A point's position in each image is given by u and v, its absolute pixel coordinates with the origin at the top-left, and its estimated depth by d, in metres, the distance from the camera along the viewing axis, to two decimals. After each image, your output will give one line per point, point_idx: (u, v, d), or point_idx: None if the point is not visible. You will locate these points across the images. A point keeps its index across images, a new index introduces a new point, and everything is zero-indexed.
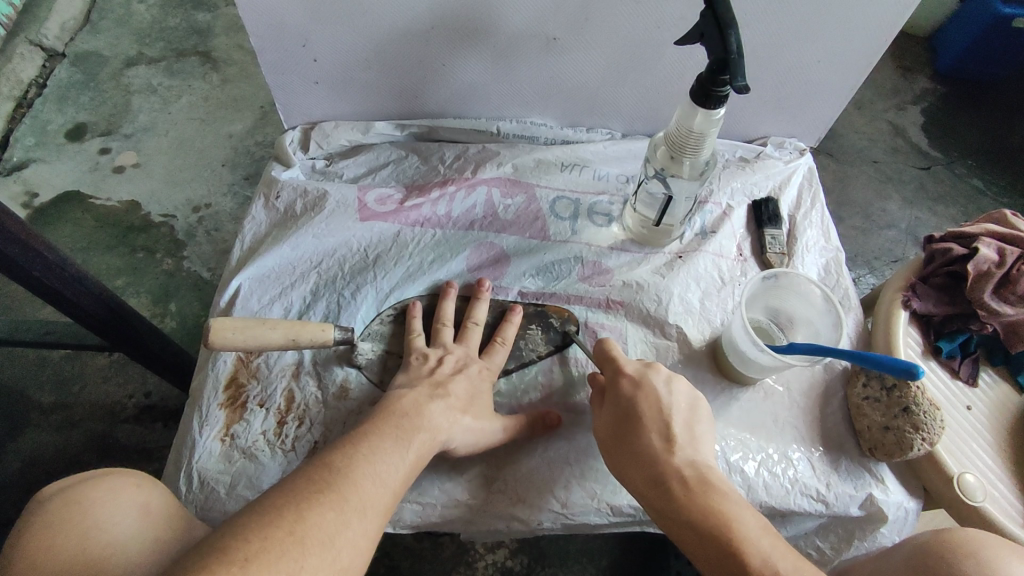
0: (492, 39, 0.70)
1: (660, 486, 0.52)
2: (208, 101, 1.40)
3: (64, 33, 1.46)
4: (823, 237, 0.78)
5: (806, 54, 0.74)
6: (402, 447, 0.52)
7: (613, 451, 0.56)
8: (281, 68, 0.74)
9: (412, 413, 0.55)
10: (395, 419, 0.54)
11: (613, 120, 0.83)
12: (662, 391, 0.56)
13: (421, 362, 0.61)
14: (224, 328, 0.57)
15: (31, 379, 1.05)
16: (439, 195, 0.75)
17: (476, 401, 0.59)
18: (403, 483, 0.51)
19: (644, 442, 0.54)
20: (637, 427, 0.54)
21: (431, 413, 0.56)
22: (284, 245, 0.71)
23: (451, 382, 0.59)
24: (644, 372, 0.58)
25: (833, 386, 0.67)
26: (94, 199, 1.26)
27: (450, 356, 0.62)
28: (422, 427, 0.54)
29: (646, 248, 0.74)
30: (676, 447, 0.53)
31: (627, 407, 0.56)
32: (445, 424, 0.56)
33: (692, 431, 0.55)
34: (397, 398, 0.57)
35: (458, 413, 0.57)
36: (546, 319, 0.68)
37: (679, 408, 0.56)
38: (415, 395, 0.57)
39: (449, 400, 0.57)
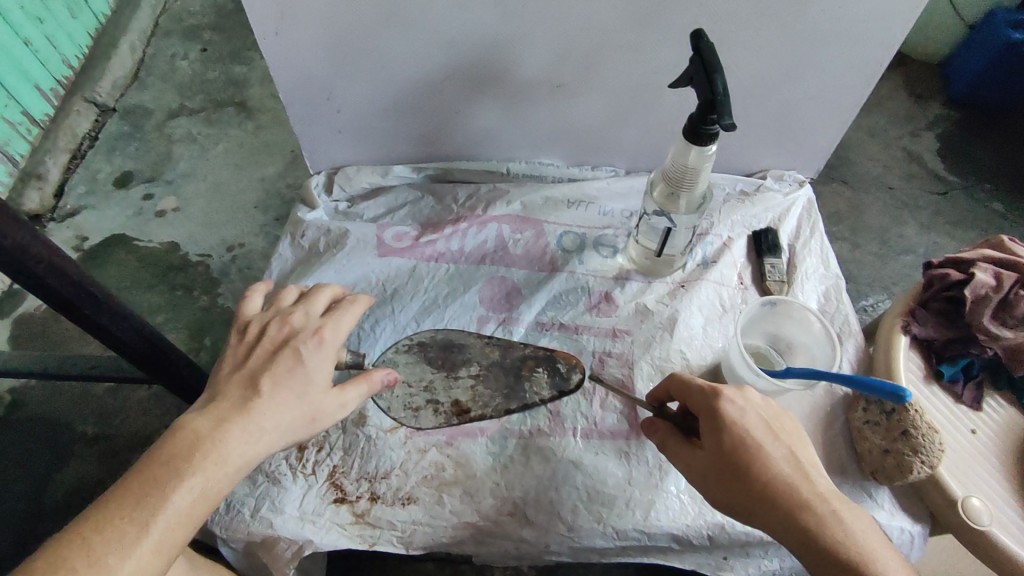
0: (503, 86, 0.76)
1: (805, 518, 0.49)
2: (243, 147, 1.51)
3: (114, 90, 1.59)
4: (823, 265, 0.80)
5: (798, 92, 0.78)
6: (147, 515, 0.42)
7: (734, 484, 0.51)
8: (307, 120, 0.81)
9: (181, 455, 0.45)
10: (154, 468, 0.44)
11: (617, 158, 0.87)
12: (763, 412, 0.53)
13: (245, 346, 0.54)
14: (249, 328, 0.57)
15: (77, 411, 1.12)
16: (452, 232, 0.80)
17: (301, 390, 0.51)
18: (169, 544, 0.42)
19: (775, 474, 0.50)
20: (760, 458, 0.50)
21: (214, 446, 0.46)
22: (307, 281, 0.76)
23: (265, 376, 0.51)
24: (742, 397, 0.53)
25: (835, 411, 0.68)
26: (137, 241, 1.35)
27: (271, 330, 0.55)
28: (191, 472, 0.44)
29: (650, 278, 0.77)
30: (805, 473, 0.50)
31: (739, 439, 0.51)
32: (236, 450, 0.47)
33: (807, 454, 0.52)
34: (170, 436, 0.46)
35: (258, 427, 0.48)
36: (553, 364, 0.69)
37: (785, 432, 0.53)
38: (202, 422, 0.47)
39: (249, 418, 0.48)
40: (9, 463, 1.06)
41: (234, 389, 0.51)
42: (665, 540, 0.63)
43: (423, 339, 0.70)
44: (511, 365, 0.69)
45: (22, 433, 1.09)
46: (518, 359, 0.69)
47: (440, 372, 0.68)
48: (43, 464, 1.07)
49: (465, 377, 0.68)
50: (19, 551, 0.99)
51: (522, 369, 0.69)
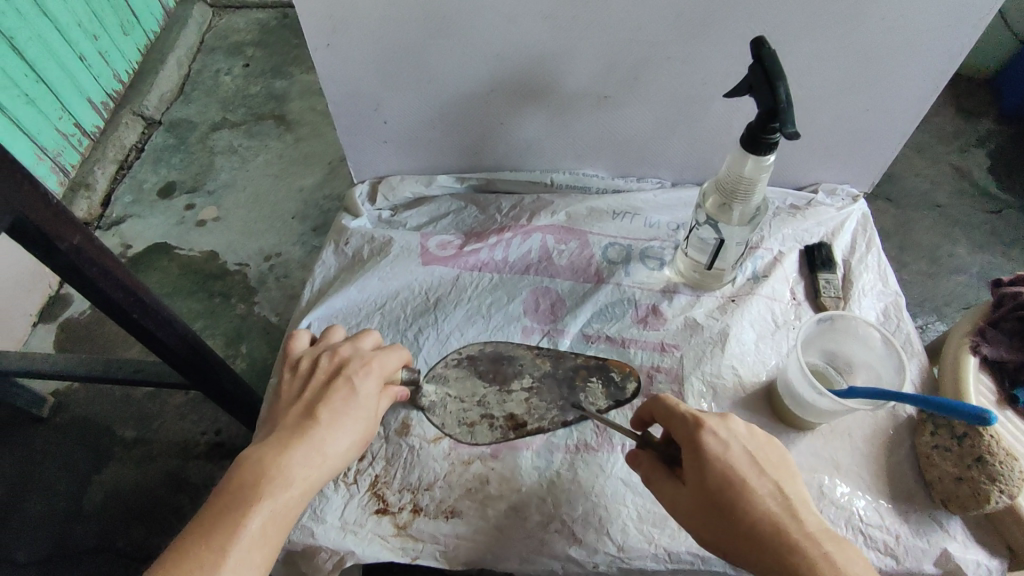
0: (549, 98, 0.75)
1: (792, 558, 0.46)
2: (282, 159, 1.53)
3: (161, 103, 1.63)
4: (881, 281, 0.77)
5: (855, 103, 0.76)
6: (226, 539, 0.43)
7: (718, 518, 0.49)
8: (353, 130, 0.82)
9: (247, 483, 0.47)
10: (224, 497, 0.46)
11: (663, 170, 0.86)
12: (748, 442, 0.52)
13: (299, 380, 0.57)
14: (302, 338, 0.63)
15: (117, 415, 1.13)
16: (497, 241, 0.79)
17: (354, 416, 0.54)
18: (246, 565, 0.43)
19: (760, 509, 0.48)
20: (745, 493, 0.49)
21: (279, 470, 0.48)
22: (351, 287, 0.76)
23: (322, 405, 0.53)
24: (726, 426, 0.52)
25: (898, 434, 0.65)
26: (179, 250, 1.38)
27: (321, 364, 0.58)
28: (261, 496, 0.46)
29: (698, 292, 0.75)
30: (793, 510, 0.48)
31: (722, 472, 0.50)
32: (300, 473, 0.49)
33: (796, 488, 0.51)
34: (236, 466, 0.48)
35: (321, 451, 0.51)
36: (607, 373, 0.70)
37: (770, 464, 0.51)
38: (267, 449, 0.49)
39: (309, 443, 0.50)
40: (51, 464, 1.08)
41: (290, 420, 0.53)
42: (719, 565, 0.60)
43: (471, 353, 0.72)
44: (564, 375, 0.70)
45: (64, 435, 1.11)
46: (570, 369, 0.70)
47: (493, 386, 0.69)
48: (82, 467, 1.08)
49: (518, 390, 0.69)
50: (57, 553, 1.00)
51: (576, 378, 0.69)
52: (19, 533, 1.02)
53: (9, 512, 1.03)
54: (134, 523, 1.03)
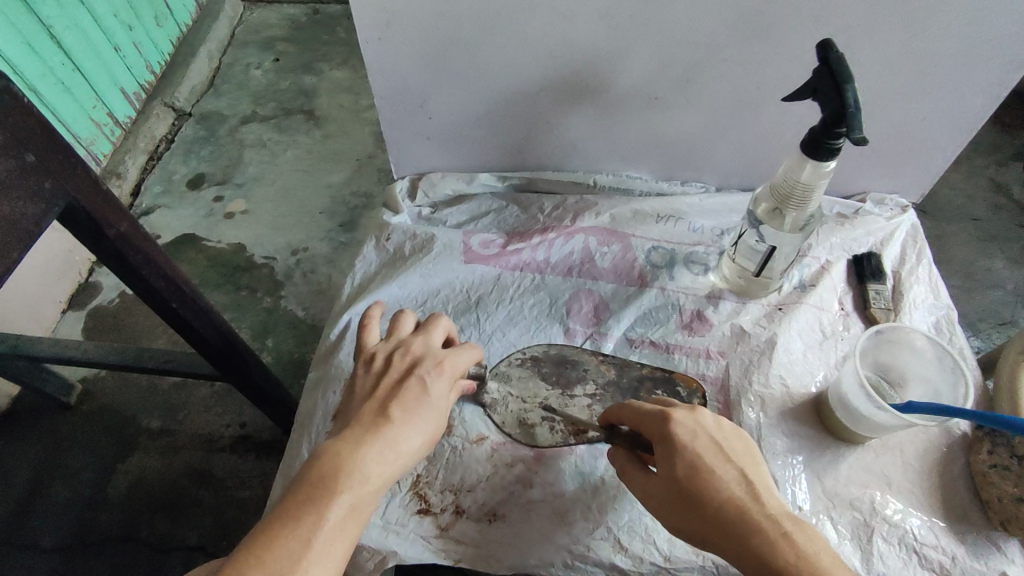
0: (598, 98, 0.74)
1: (754, 541, 0.45)
2: (310, 155, 1.53)
3: (192, 95, 1.64)
4: (932, 294, 0.75)
5: (911, 110, 0.74)
6: (308, 531, 0.42)
7: (686, 507, 0.49)
8: (397, 125, 0.81)
9: (324, 476, 0.45)
10: (305, 489, 0.44)
11: (708, 175, 0.84)
12: (717, 432, 0.51)
13: (372, 376, 0.55)
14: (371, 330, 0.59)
15: (143, 404, 1.14)
16: (539, 241, 0.79)
17: (425, 414, 0.52)
18: (326, 562, 0.42)
19: (724, 495, 0.47)
20: (709, 479, 0.48)
21: (355, 465, 0.46)
22: (393, 283, 0.76)
23: (393, 400, 0.51)
24: (694, 417, 0.52)
25: (952, 451, 0.63)
26: (207, 242, 1.38)
27: (395, 359, 0.55)
28: (340, 489, 0.45)
29: (744, 299, 0.73)
30: (759, 495, 0.47)
31: (690, 460, 0.49)
32: (374, 469, 0.47)
33: (764, 477, 0.49)
34: (314, 458, 0.47)
35: (393, 448, 0.49)
36: (673, 386, 0.68)
37: (739, 454, 0.50)
38: (342, 442, 0.48)
39: (383, 440, 0.49)
40: (78, 451, 1.08)
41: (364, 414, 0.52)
42: None
43: (535, 353, 0.72)
44: (628, 385, 0.69)
45: (91, 422, 1.12)
46: (635, 380, 0.69)
47: (555, 389, 0.69)
48: (108, 455, 1.08)
49: (581, 396, 0.69)
50: (82, 540, 1.00)
51: (640, 391, 0.68)
52: (45, 518, 1.02)
53: (37, 497, 1.04)
54: (159, 512, 1.03)
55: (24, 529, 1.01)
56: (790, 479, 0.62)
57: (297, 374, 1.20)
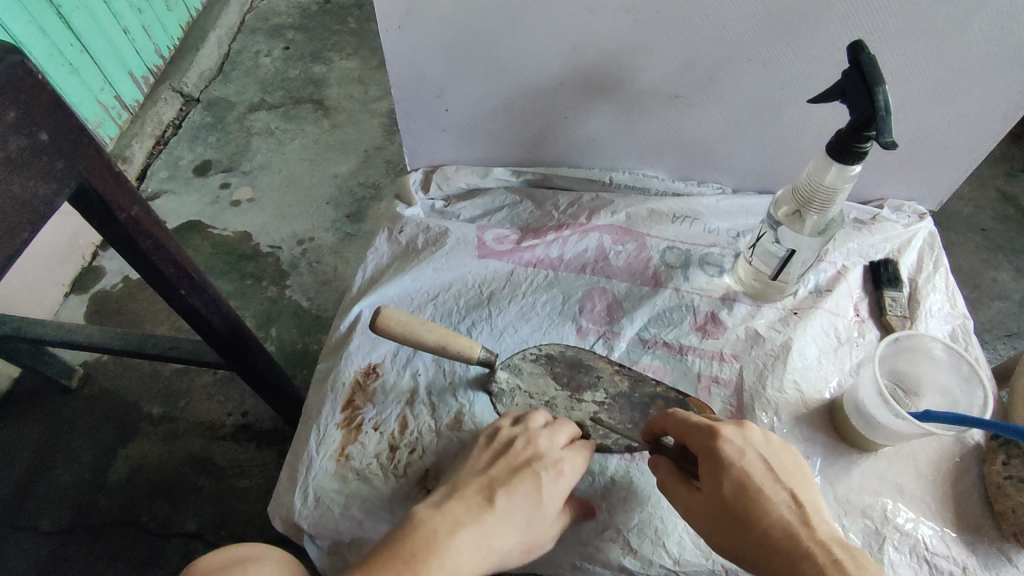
0: (618, 94, 0.74)
1: (804, 564, 0.47)
2: (318, 144, 1.52)
3: (200, 81, 1.63)
4: (948, 303, 0.75)
5: (933, 117, 0.74)
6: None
7: (734, 526, 0.50)
8: (413, 116, 0.81)
9: (416, 556, 0.47)
10: (394, 564, 0.45)
11: (725, 176, 0.84)
12: (765, 452, 0.52)
13: (485, 457, 0.58)
14: (389, 317, 0.62)
15: (145, 390, 1.13)
16: (554, 238, 0.78)
17: (530, 512, 0.54)
18: None
19: (774, 517, 0.49)
20: (760, 500, 0.50)
21: (447, 554, 0.48)
22: (406, 277, 0.76)
23: (502, 488, 0.54)
24: (743, 435, 0.52)
25: (966, 461, 0.63)
26: (212, 229, 1.38)
27: (512, 446, 0.58)
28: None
29: (759, 302, 0.73)
30: (808, 519, 0.49)
31: (738, 479, 0.50)
32: (465, 560, 0.48)
33: (811, 498, 0.51)
34: (412, 529, 0.49)
35: (488, 541, 0.50)
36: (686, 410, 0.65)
37: (786, 474, 0.52)
38: (442, 522, 0.50)
39: (481, 529, 0.50)
40: (79, 434, 1.08)
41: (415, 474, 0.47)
42: None
43: (551, 352, 0.70)
44: (639, 401, 0.67)
45: (92, 406, 1.11)
46: (647, 396, 0.67)
47: (565, 390, 0.68)
48: (108, 440, 1.08)
49: (590, 402, 0.67)
50: (80, 524, 1.00)
51: (650, 408, 0.66)
52: (43, 501, 1.01)
53: (36, 480, 1.03)
54: (158, 499, 1.02)
55: (22, 512, 1.00)
56: None
57: (300, 364, 1.19)
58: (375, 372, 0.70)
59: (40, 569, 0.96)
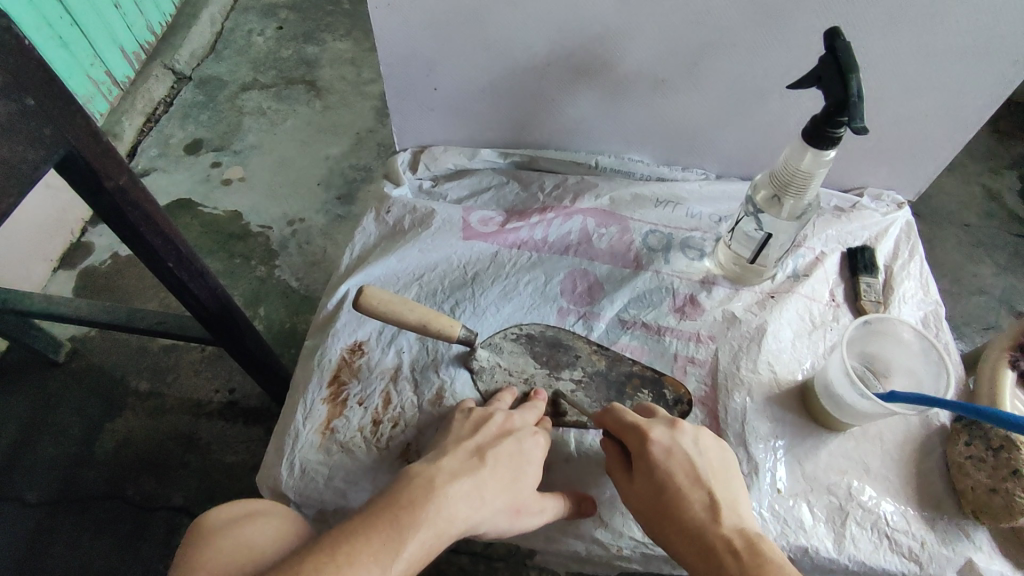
0: (604, 77, 0.74)
1: (710, 558, 0.50)
2: (309, 125, 1.52)
3: (192, 59, 1.62)
4: (922, 290, 0.76)
5: (913, 107, 0.75)
6: (389, 557, 0.45)
7: (655, 520, 0.54)
8: (403, 95, 0.81)
9: (415, 503, 0.49)
10: (393, 510, 0.47)
11: (709, 161, 0.85)
12: (693, 453, 0.56)
13: (468, 425, 0.60)
14: (373, 295, 0.62)
15: (132, 366, 1.14)
16: (538, 221, 0.79)
17: (515, 476, 0.56)
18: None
19: (688, 512, 0.52)
20: (678, 497, 0.53)
21: (444, 501, 0.50)
22: (391, 256, 0.77)
23: (489, 450, 0.56)
24: (673, 436, 0.56)
25: (931, 442, 0.65)
26: (202, 207, 1.38)
27: (494, 418, 0.60)
28: (424, 523, 0.47)
29: (737, 286, 0.74)
30: (721, 515, 0.52)
31: (661, 477, 0.54)
32: (460, 509, 0.50)
33: (730, 496, 0.54)
34: (408, 480, 0.51)
35: (479, 494, 0.52)
36: (660, 388, 0.68)
37: (712, 474, 0.55)
38: (437, 473, 0.52)
39: (474, 482, 0.53)
40: (66, 408, 1.08)
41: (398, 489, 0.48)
42: None
43: (532, 331, 0.72)
44: (616, 379, 0.69)
45: (79, 381, 1.12)
46: (623, 375, 0.69)
47: (544, 368, 0.70)
48: (95, 414, 1.08)
49: (568, 380, 0.69)
50: (66, 496, 1.01)
51: (626, 386, 0.68)
52: (29, 473, 1.02)
53: (22, 452, 1.04)
54: (144, 473, 1.03)
55: (8, 483, 1.01)
56: (771, 462, 0.63)
57: (288, 343, 1.20)
58: (360, 349, 0.71)
59: (26, 539, 0.97)
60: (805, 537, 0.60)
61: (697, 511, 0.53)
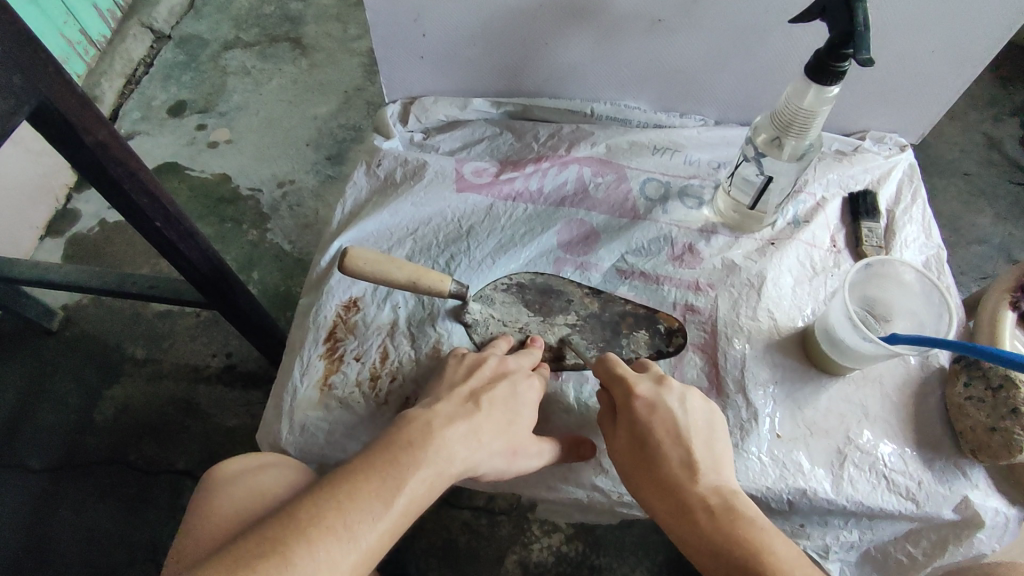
0: (599, 18, 0.71)
1: (682, 513, 0.51)
2: (296, 85, 1.47)
3: (171, 17, 1.56)
4: (924, 234, 0.75)
5: (920, 45, 0.72)
6: (390, 493, 0.45)
7: (631, 472, 0.55)
8: (391, 43, 0.78)
9: (413, 443, 0.49)
10: (393, 451, 0.48)
11: (707, 107, 0.83)
12: (678, 411, 0.56)
13: (462, 369, 0.59)
14: (358, 257, 0.60)
15: (127, 332, 1.13)
16: (533, 170, 0.77)
17: (511, 419, 0.56)
18: (350, 542, 0.42)
19: (666, 468, 0.53)
20: (656, 452, 0.54)
21: (441, 442, 0.50)
22: (384, 211, 0.75)
23: (484, 394, 0.56)
24: (658, 392, 0.57)
25: (930, 384, 0.65)
26: (190, 171, 1.35)
27: (488, 362, 0.60)
28: (424, 463, 0.48)
29: (737, 233, 0.73)
30: (698, 474, 0.53)
31: (642, 431, 0.55)
32: (458, 450, 0.50)
33: (711, 454, 0.54)
34: (405, 422, 0.51)
35: (476, 436, 0.52)
36: (654, 325, 0.69)
37: (694, 431, 0.55)
38: (434, 416, 0.52)
39: (470, 425, 0.52)
40: (63, 375, 1.08)
41: (389, 449, 0.48)
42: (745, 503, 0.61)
43: (522, 281, 0.71)
44: (610, 320, 0.69)
45: (75, 348, 1.11)
46: (617, 314, 0.69)
47: (537, 316, 0.69)
48: (93, 381, 1.08)
49: (562, 324, 0.69)
50: (69, 462, 1.01)
51: (621, 325, 0.69)
52: (31, 439, 1.02)
53: (23, 419, 1.04)
54: (145, 438, 1.03)
55: (10, 449, 1.01)
56: (769, 407, 0.63)
57: (283, 307, 1.19)
58: (355, 306, 0.70)
59: (31, 504, 0.97)
60: (803, 479, 0.60)
61: (674, 467, 0.53)
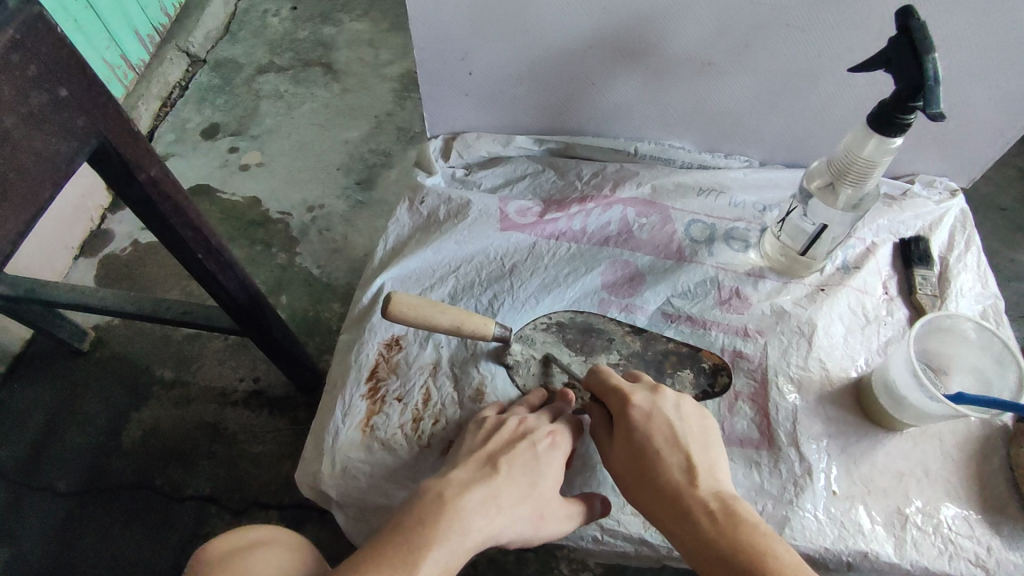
0: (648, 60, 0.71)
1: (685, 521, 0.49)
2: (328, 109, 1.49)
3: (206, 41, 1.59)
4: (979, 283, 0.73)
5: (975, 90, 0.71)
6: None
7: (631, 482, 0.54)
8: (436, 79, 0.78)
9: (427, 522, 0.48)
10: (404, 534, 0.47)
11: (752, 148, 0.82)
12: (674, 417, 0.55)
13: (481, 433, 0.58)
14: (400, 302, 0.59)
15: (157, 354, 1.13)
16: (577, 211, 0.77)
17: (534, 480, 0.55)
18: None
19: (666, 475, 0.52)
20: (655, 461, 0.53)
21: (455, 516, 0.49)
22: (427, 248, 0.74)
23: (502, 457, 0.55)
24: (654, 401, 0.56)
25: (993, 442, 0.63)
26: (221, 193, 1.36)
27: (506, 423, 0.59)
28: (438, 541, 0.47)
29: (784, 278, 0.72)
30: (698, 478, 0.51)
31: (640, 440, 0.54)
32: (474, 523, 0.49)
33: (709, 460, 0.53)
34: (418, 498, 0.50)
35: (494, 500, 0.51)
36: (698, 363, 0.67)
37: (691, 438, 0.54)
38: (447, 486, 0.52)
39: (487, 491, 0.52)
40: (92, 397, 1.08)
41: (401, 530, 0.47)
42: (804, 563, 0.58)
43: (561, 319, 0.70)
44: (653, 358, 0.67)
45: (104, 370, 1.11)
46: (660, 353, 0.68)
47: (579, 355, 0.68)
48: (121, 403, 1.08)
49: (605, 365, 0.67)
50: (95, 486, 1.01)
51: (665, 364, 0.67)
52: (59, 461, 1.02)
53: (51, 441, 1.04)
54: (172, 462, 1.03)
55: (38, 471, 1.01)
56: (824, 462, 0.61)
57: (310, 331, 1.19)
58: (397, 344, 0.69)
59: (58, 529, 0.97)
60: (863, 540, 0.58)
61: (672, 474, 0.52)
